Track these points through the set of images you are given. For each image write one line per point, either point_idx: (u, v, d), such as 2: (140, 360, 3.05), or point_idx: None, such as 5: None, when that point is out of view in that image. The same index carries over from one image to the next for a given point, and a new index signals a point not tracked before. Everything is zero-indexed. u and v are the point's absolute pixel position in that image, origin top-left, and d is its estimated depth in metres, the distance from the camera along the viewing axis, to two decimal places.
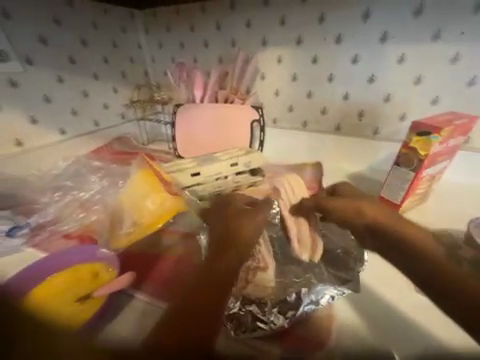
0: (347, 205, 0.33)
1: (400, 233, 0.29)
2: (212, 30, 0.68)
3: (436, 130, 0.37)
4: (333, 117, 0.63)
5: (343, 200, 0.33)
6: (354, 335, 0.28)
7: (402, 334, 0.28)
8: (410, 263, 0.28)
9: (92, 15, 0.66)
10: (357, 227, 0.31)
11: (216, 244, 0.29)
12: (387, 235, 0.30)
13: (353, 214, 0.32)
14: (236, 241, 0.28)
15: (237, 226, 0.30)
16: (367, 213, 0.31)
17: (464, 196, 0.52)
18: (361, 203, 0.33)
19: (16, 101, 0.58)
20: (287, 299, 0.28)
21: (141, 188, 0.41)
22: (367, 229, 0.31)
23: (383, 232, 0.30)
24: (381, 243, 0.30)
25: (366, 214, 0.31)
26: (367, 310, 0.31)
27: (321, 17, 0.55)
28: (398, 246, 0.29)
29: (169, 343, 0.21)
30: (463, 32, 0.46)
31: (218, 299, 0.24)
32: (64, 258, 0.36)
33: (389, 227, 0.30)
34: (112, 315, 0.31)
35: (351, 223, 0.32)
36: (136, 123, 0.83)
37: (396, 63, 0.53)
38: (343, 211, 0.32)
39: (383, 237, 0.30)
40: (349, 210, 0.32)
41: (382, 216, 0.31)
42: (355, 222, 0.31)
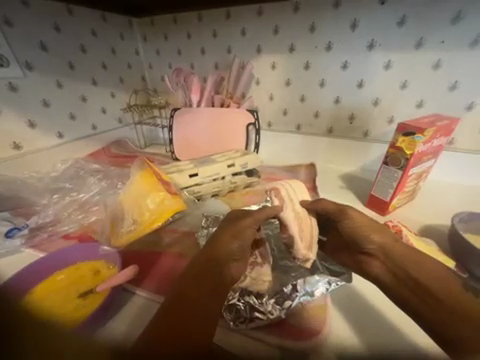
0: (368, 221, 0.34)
1: (414, 262, 0.30)
2: (209, 38, 0.71)
3: (420, 130, 0.40)
4: (325, 120, 0.66)
5: (367, 221, 0.34)
6: (339, 328, 0.29)
7: (373, 328, 0.29)
8: (417, 291, 0.27)
9: (92, 23, 0.68)
10: (371, 245, 0.32)
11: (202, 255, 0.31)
12: (401, 261, 0.30)
13: (371, 236, 0.32)
14: (230, 245, 0.30)
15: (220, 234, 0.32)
16: (386, 238, 0.32)
17: (447, 193, 0.55)
18: (383, 229, 0.33)
19: (15, 104, 0.58)
20: (283, 290, 0.30)
21: (141, 187, 0.42)
22: (381, 250, 0.32)
23: (397, 258, 0.30)
24: (391, 267, 0.30)
25: (385, 240, 0.32)
26: (361, 314, 0.31)
27: (313, 26, 0.58)
28: (409, 274, 0.29)
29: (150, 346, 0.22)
30: (444, 41, 0.49)
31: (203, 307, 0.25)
32: (68, 255, 0.37)
33: (406, 256, 0.30)
34: (114, 309, 0.31)
35: (367, 243, 0.32)
36: (133, 126, 0.86)
37: (383, 69, 0.56)
38: (362, 229, 0.33)
39: (397, 263, 0.30)
40: (367, 227, 0.33)
41: (398, 245, 0.31)
42: (370, 239, 0.32)
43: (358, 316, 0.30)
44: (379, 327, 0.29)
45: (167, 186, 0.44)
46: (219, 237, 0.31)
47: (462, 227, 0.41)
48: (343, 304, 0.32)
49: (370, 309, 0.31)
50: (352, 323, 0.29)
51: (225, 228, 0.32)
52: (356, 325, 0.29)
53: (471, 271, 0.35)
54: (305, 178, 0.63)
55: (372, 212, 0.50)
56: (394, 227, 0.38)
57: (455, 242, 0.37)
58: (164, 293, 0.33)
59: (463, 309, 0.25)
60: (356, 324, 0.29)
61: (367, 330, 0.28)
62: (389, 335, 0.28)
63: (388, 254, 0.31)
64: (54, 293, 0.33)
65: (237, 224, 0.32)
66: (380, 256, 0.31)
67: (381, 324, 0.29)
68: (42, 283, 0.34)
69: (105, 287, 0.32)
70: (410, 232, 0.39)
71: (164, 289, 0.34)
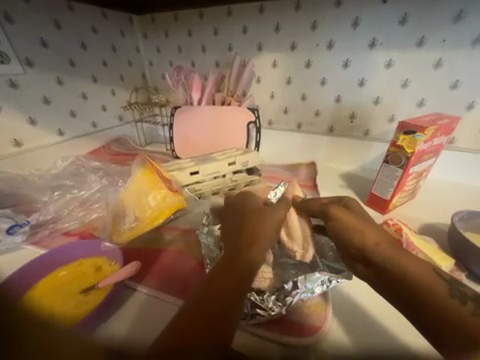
0: (350, 219, 0.31)
1: (397, 262, 0.26)
2: (210, 36, 0.70)
3: (421, 129, 0.40)
4: (326, 119, 0.66)
5: (352, 218, 0.32)
6: (335, 326, 0.29)
7: (363, 326, 0.29)
8: (404, 294, 0.24)
9: (92, 19, 0.68)
10: (353, 248, 0.29)
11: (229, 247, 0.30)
12: (383, 261, 0.26)
13: (359, 234, 0.29)
14: (257, 241, 0.30)
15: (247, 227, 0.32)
16: (370, 235, 0.29)
17: (446, 192, 0.56)
18: (366, 224, 0.30)
19: (16, 101, 0.57)
20: (283, 287, 0.29)
21: (143, 185, 0.43)
22: (361, 251, 0.28)
23: (379, 258, 0.27)
24: (374, 268, 0.27)
25: (367, 236, 0.29)
26: (353, 315, 0.31)
27: (314, 24, 0.58)
28: (391, 273, 0.25)
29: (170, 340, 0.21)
30: (445, 40, 0.49)
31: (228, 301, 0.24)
32: (69, 252, 0.37)
33: (392, 253, 0.27)
34: (115, 306, 0.31)
35: (350, 244, 0.29)
36: (133, 124, 0.86)
37: (384, 68, 0.56)
38: (347, 227, 0.31)
39: (379, 263, 0.27)
40: (349, 226, 0.31)
41: (385, 245, 0.28)
42: (351, 241, 0.29)
43: (351, 317, 0.31)
44: (371, 327, 0.29)
45: (168, 183, 0.45)
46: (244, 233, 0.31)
47: (462, 226, 0.41)
48: (336, 305, 0.32)
49: (363, 310, 0.31)
50: (345, 324, 0.29)
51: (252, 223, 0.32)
52: (348, 326, 0.29)
53: (470, 268, 0.35)
54: (305, 176, 0.63)
55: (373, 210, 0.50)
56: (394, 225, 0.39)
57: (455, 240, 0.37)
58: (165, 290, 0.34)
59: (454, 310, 0.22)
60: (349, 326, 0.29)
61: (359, 331, 0.29)
62: (379, 334, 0.28)
63: (370, 255, 0.28)
64: (56, 289, 0.33)
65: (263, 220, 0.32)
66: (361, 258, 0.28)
67: (373, 325, 0.29)
68: (45, 278, 0.34)
69: (107, 284, 0.32)
70: (410, 230, 0.39)
71: (165, 286, 0.34)
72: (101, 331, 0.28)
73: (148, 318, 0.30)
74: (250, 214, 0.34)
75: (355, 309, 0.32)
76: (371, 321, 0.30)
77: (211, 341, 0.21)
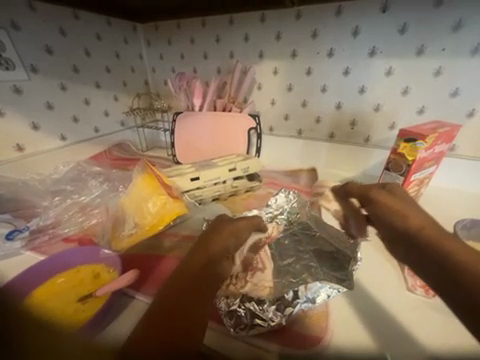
0: (393, 203, 0.29)
1: (439, 243, 0.22)
2: (212, 43, 0.71)
3: (422, 136, 0.39)
4: (326, 126, 0.67)
5: (394, 201, 0.29)
6: (344, 334, 0.28)
7: (381, 333, 0.28)
8: (442, 275, 0.20)
9: (96, 27, 0.69)
10: (393, 230, 0.26)
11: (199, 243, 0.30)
12: (427, 242, 0.23)
13: (402, 217, 0.26)
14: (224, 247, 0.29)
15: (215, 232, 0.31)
16: (413, 219, 0.26)
17: (449, 199, 0.55)
18: (410, 209, 0.27)
19: (19, 106, 0.58)
20: (284, 296, 0.29)
21: (143, 191, 0.42)
22: (404, 233, 0.25)
23: (422, 241, 0.23)
24: (413, 249, 0.23)
25: (409, 219, 0.26)
26: (363, 322, 0.30)
27: (314, 33, 0.59)
28: (435, 255, 0.21)
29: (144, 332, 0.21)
30: (444, 48, 0.49)
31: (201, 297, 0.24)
32: (67, 259, 0.37)
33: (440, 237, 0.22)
34: (113, 315, 0.31)
35: (389, 224, 0.27)
36: (135, 129, 0.87)
37: (384, 75, 0.56)
38: (390, 210, 0.28)
39: (420, 244, 0.23)
40: (394, 208, 0.28)
41: (432, 230, 0.24)
42: (393, 223, 0.27)
43: (362, 325, 0.29)
44: (388, 334, 0.28)
45: (169, 190, 0.44)
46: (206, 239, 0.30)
47: (464, 234, 0.40)
48: (345, 311, 0.31)
49: (377, 316, 0.31)
50: (352, 332, 0.29)
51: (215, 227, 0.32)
52: (363, 332, 0.28)
53: None
54: (306, 182, 0.63)
55: None
56: None
57: None
58: None
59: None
60: (361, 334, 0.28)
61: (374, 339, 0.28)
62: (399, 340, 0.27)
63: (413, 234, 0.24)
64: (54, 296, 0.33)
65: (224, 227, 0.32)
66: (402, 241, 0.25)
67: (385, 332, 0.28)
68: (43, 285, 0.34)
69: (105, 292, 0.31)
70: None
71: None
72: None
73: None
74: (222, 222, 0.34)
75: (369, 316, 0.31)
76: (381, 327, 0.29)
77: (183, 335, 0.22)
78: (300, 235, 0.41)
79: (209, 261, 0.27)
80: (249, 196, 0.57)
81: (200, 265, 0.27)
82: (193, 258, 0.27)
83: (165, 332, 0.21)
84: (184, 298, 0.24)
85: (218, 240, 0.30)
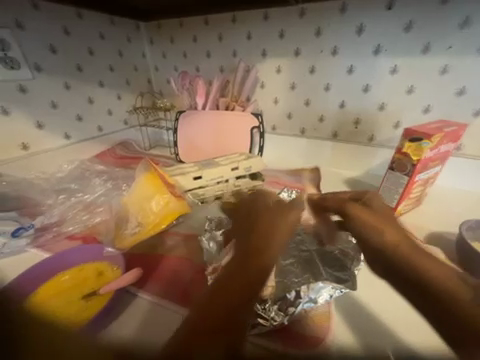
0: (371, 221, 0.32)
1: (412, 257, 0.26)
2: (215, 42, 0.71)
3: (428, 136, 0.39)
4: (330, 124, 0.66)
5: (371, 218, 0.33)
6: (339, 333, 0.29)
7: (370, 332, 0.29)
8: (412, 285, 0.24)
9: (100, 26, 0.69)
10: (371, 246, 0.30)
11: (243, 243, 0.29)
12: (397, 259, 0.26)
13: (378, 231, 0.30)
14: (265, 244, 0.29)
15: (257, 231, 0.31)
16: (387, 235, 0.30)
17: (453, 199, 0.55)
18: (386, 226, 0.31)
19: (24, 105, 0.59)
20: (286, 296, 0.29)
21: (146, 191, 0.43)
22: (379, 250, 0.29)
23: (395, 254, 0.27)
24: (386, 262, 0.27)
25: (386, 233, 0.30)
26: (358, 323, 0.30)
27: (318, 31, 0.58)
28: (404, 267, 0.25)
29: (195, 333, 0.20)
30: (451, 46, 0.48)
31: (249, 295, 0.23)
32: (71, 257, 0.38)
33: (410, 251, 0.27)
34: (116, 312, 0.31)
35: (368, 241, 0.30)
36: (138, 128, 0.87)
37: (389, 74, 0.55)
38: (366, 227, 0.32)
39: (393, 261, 0.27)
40: (371, 226, 0.31)
41: (403, 246, 0.28)
42: (370, 238, 0.30)
43: (354, 325, 0.30)
44: (376, 332, 0.29)
45: (172, 189, 0.44)
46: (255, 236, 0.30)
47: (470, 235, 0.40)
48: (343, 313, 0.31)
49: (368, 316, 0.31)
50: (352, 333, 0.29)
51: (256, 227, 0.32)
52: (355, 331, 0.29)
53: None
54: (308, 182, 0.62)
55: None
56: None
57: (463, 250, 0.36)
58: (166, 296, 0.33)
59: (468, 307, 0.21)
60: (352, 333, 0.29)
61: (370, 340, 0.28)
62: (387, 339, 0.28)
63: (389, 252, 0.28)
64: (56, 294, 0.33)
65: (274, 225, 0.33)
66: (378, 258, 0.28)
67: (372, 331, 0.29)
68: (47, 283, 0.35)
69: (109, 290, 0.32)
70: None
71: (168, 293, 0.34)
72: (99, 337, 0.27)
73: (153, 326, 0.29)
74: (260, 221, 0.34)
75: (360, 316, 0.31)
76: (379, 330, 0.29)
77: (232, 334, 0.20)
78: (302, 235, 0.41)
79: (259, 257, 0.27)
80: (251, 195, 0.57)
81: (252, 261, 0.26)
82: (244, 253, 0.28)
83: (215, 329, 0.20)
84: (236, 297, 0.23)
85: (265, 237, 0.30)
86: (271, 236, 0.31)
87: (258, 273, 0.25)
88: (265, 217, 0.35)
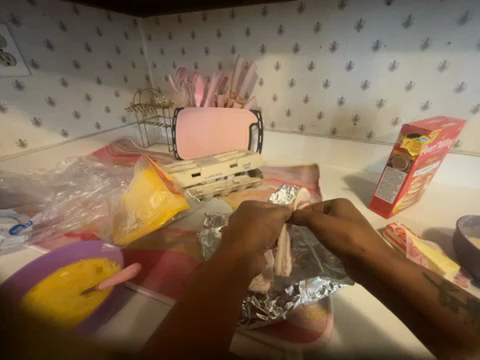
0: (338, 226, 0.30)
1: (390, 265, 0.25)
2: (213, 38, 0.71)
3: (426, 132, 0.38)
4: (328, 122, 0.66)
5: (336, 220, 0.31)
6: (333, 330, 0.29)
7: (364, 330, 0.29)
8: (391, 294, 0.24)
9: (97, 22, 0.68)
10: (340, 255, 0.29)
11: (228, 244, 0.29)
12: (373, 266, 0.26)
13: (348, 238, 0.28)
14: (251, 247, 0.29)
15: (245, 232, 0.31)
16: (355, 239, 0.28)
17: (451, 196, 0.55)
18: (351, 227, 0.29)
19: (21, 102, 0.58)
20: (284, 291, 0.30)
21: (145, 187, 0.43)
22: (351, 258, 0.28)
23: (369, 264, 0.26)
24: (362, 271, 0.27)
25: (353, 239, 0.28)
26: (355, 320, 0.30)
27: (317, 27, 0.58)
28: (382, 278, 0.25)
29: (180, 324, 0.20)
30: (450, 42, 0.48)
31: (234, 298, 0.23)
32: (70, 254, 0.38)
33: (383, 261, 0.26)
34: (115, 309, 0.31)
35: (337, 250, 0.29)
36: (137, 126, 0.87)
37: (388, 70, 0.55)
38: (332, 233, 0.30)
39: (369, 268, 0.26)
40: (339, 234, 0.29)
41: (372, 248, 0.27)
42: (339, 248, 0.28)
43: (347, 321, 0.30)
44: (366, 328, 0.29)
45: (170, 185, 0.45)
46: (236, 237, 0.30)
47: (467, 231, 0.40)
48: (337, 310, 0.32)
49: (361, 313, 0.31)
50: (347, 329, 0.29)
51: (243, 227, 0.32)
52: (347, 326, 0.29)
53: (474, 275, 0.34)
54: (307, 179, 0.63)
55: (375, 214, 0.50)
56: (398, 230, 0.40)
57: (459, 246, 0.36)
58: (167, 293, 0.33)
59: (440, 313, 0.22)
60: (345, 329, 0.29)
61: (360, 338, 0.28)
62: (379, 336, 0.28)
63: (360, 258, 0.27)
64: (57, 290, 0.33)
65: (254, 223, 0.33)
66: (352, 264, 0.28)
67: (364, 328, 0.29)
68: (46, 279, 0.35)
69: (108, 286, 0.32)
70: (413, 234, 0.39)
71: (168, 289, 0.34)
72: (102, 332, 0.29)
73: (148, 325, 0.29)
74: (248, 221, 0.33)
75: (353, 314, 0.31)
76: (371, 326, 0.29)
77: (216, 330, 0.21)
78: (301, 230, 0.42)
79: (236, 258, 0.27)
80: (250, 192, 0.57)
81: (229, 263, 0.26)
82: (222, 254, 0.27)
83: (203, 327, 0.20)
84: (217, 299, 0.23)
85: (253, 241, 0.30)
86: (249, 235, 0.31)
87: (235, 272, 0.25)
88: (246, 216, 0.34)
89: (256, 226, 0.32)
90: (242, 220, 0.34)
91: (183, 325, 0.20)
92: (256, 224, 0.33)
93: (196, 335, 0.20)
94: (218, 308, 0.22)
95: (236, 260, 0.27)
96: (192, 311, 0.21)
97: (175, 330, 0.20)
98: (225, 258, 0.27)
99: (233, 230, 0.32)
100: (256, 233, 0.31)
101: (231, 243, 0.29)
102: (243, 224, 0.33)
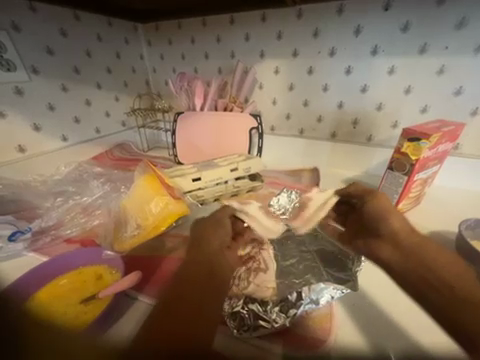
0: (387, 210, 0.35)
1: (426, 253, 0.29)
2: (213, 43, 0.71)
3: (425, 136, 0.39)
4: (328, 125, 0.66)
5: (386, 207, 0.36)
6: (339, 334, 0.28)
7: (376, 327, 0.29)
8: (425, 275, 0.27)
9: (98, 28, 0.69)
10: (385, 233, 0.33)
11: (194, 248, 0.29)
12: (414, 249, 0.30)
13: (388, 224, 0.33)
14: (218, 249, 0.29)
15: (211, 234, 0.31)
16: (400, 227, 0.33)
17: (452, 199, 0.55)
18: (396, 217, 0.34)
19: (21, 108, 0.58)
20: (288, 298, 0.29)
21: (144, 193, 0.42)
22: (393, 239, 0.32)
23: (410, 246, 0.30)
24: (400, 252, 0.31)
25: (398, 226, 0.33)
26: (367, 323, 0.30)
27: (316, 32, 0.58)
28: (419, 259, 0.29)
29: (163, 337, 0.20)
30: (448, 47, 0.49)
31: (212, 300, 0.24)
32: (70, 261, 0.37)
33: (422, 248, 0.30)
34: (115, 317, 0.30)
35: (382, 230, 0.33)
36: (137, 130, 0.87)
37: (387, 74, 0.56)
38: (383, 212, 0.34)
39: (410, 250, 0.30)
40: (386, 217, 0.34)
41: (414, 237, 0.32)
42: (386, 229, 0.33)
43: (358, 319, 0.30)
44: (379, 325, 0.29)
45: (171, 190, 0.45)
46: (202, 240, 0.30)
47: (469, 234, 0.40)
48: (344, 310, 0.32)
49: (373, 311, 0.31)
50: (359, 331, 0.29)
51: (209, 227, 0.32)
52: (359, 325, 0.29)
53: None
54: (308, 182, 0.63)
55: None
56: None
57: (463, 250, 0.36)
58: None
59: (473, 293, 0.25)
60: (357, 328, 0.29)
61: (377, 337, 0.28)
62: (392, 333, 0.28)
63: (402, 242, 0.31)
64: (55, 299, 0.33)
65: (217, 223, 0.32)
66: (391, 244, 0.32)
67: (377, 326, 0.29)
68: (45, 287, 0.34)
69: (108, 294, 0.32)
70: None
71: None
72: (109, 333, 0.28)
73: None
74: (210, 223, 0.33)
75: (366, 312, 0.31)
76: (383, 324, 0.30)
77: (198, 333, 0.21)
78: (303, 236, 0.42)
79: (208, 263, 0.27)
80: (251, 195, 0.57)
81: (200, 268, 0.26)
82: (193, 262, 0.27)
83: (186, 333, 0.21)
84: (196, 306, 0.23)
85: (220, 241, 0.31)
86: (217, 237, 0.31)
87: (210, 276, 0.26)
88: (203, 218, 0.34)
89: (218, 226, 0.32)
90: (205, 222, 0.33)
91: (161, 329, 0.21)
92: (222, 226, 0.32)
93: (181, 342, 0.20)
94: (198, 315, 0.22)
95: (205, 263, 0.27)
96: (171, 321, 0.21)
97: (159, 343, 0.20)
98: (197, 264, 0.27)
99: (201, 234, 0.31)
100: (219, 234, 0.31)
101: (200, 247, 0.29)
102: (208, 224, 0.33)
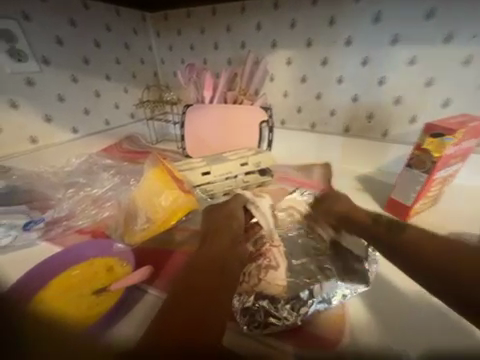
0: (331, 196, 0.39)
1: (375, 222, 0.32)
2: (223, 33, 0.69)
3: (450, 132, 0.37)
4: (342, 119, 0.64)
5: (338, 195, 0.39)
6: (353, 332, 0.28)
7: (395, 327, 0.28)
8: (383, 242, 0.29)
9: (107, 18, 0.68)
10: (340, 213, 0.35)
11: (206, 238, 0.29)
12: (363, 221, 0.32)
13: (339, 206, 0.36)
14: (231, 240, 0.29)
15: (224, 225, 0.31)
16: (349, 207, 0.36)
17: (474, 198, 0.52)
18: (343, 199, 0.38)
19: (33, 98, 0.59)
20: (299, 296, 0.29)
21: (153, 186, 0.42)
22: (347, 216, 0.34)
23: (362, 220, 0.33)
24: (357, 226, 0.33)
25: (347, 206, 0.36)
26: (385, 322, 0.29)
27: (332, 20, 0.56)
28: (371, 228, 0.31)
29: (173, 322, 0.19)
30: (476, 35, 0.46)
31: (225, 290, 0.23)
32: (83, 252, 0.39)
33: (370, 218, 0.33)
34: (126, 309, 0.30)
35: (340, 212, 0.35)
36: (145, 122, 0.86)
37: (407, 65, 0.53)
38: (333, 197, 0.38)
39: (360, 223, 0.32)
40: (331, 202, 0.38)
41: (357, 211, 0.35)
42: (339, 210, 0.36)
43: (376, 318, 0.29)
44: (399, 324, 0.28)
45: (180, 184, 0.44)
46: (216, 230, 0.30)
47: None
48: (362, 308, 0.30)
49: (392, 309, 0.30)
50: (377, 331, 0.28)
51: (222, 219, 0.32)
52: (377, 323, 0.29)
53: None
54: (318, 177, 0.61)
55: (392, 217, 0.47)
56: None
57: None
58: None
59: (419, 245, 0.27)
60: (375, 327, 0.28)
61: (411, 346, 0.26)
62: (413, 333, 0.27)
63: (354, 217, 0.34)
64: (68, 289, 0.34)
65: (230, 216, 0.33)
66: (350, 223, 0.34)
67: (396, 325, 0.28)
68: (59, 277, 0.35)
69: (119, 287, 0.32)
70: None
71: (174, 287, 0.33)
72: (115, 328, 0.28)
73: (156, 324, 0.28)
74: (223, 216, 0.33)
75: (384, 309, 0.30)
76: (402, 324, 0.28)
77: (211, 321, 0.20)
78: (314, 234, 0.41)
79: (220, 253, 0.26)
80: None
81: (211, 259, 0.25)
82: (206, 251, 0.27)
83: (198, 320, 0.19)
84: (208, 293, 0.22)
85: (233, 232, 0.30)
86: (231, 228, 0.31)
87: (222, 265, 0.25)
88: (216, 209, 0.35)
89: (232, 218, 0.33)
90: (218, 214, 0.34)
91: (172, 321, 0.19)
92: (232, 222, 0.32)
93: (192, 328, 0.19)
94: (209, 302, 0.21)
95: (218, 252, 0.26)
96: (182, 308, 0.20)
97: (169, 327, 0.19)
98: (209, 253, 0.26)
99: (212, 229, 0.31)
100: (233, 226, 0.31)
101: (212, 237, 0.29)
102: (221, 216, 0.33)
